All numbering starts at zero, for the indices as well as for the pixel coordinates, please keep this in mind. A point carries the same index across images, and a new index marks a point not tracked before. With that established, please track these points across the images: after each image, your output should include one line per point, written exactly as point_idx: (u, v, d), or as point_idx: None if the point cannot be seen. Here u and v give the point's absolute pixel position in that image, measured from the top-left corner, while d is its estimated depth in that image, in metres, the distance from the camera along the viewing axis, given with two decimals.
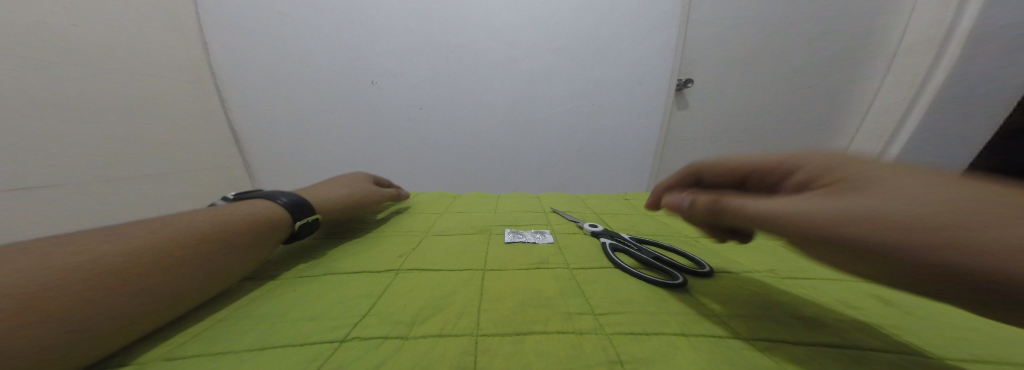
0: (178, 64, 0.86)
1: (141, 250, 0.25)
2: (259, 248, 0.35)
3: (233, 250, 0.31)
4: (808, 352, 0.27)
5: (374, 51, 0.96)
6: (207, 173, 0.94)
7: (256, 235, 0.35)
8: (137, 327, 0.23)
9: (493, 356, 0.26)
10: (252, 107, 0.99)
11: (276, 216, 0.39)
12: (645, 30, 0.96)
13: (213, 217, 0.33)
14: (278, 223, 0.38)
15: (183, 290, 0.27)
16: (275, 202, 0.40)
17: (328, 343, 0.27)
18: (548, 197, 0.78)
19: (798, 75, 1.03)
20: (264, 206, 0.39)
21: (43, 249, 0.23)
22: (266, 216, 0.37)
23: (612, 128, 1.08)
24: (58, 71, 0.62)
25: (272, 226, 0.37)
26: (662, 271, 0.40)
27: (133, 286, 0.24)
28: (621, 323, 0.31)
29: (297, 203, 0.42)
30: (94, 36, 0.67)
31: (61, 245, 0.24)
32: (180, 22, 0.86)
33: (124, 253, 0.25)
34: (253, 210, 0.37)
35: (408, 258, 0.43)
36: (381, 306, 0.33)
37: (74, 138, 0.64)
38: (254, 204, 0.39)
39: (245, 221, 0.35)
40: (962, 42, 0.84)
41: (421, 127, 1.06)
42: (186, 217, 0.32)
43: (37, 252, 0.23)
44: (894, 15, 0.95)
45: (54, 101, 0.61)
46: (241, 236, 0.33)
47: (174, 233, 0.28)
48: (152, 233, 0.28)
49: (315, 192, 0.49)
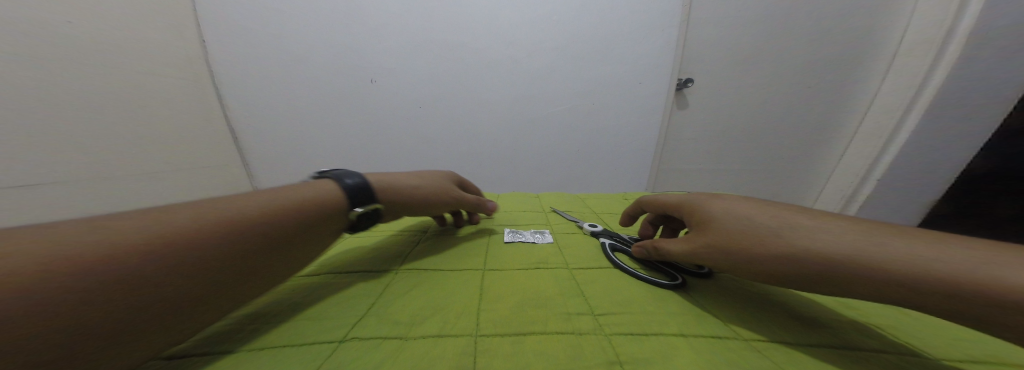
0: (175, 63, 0.85)
1: (189, 235, 0.22)
2: (314, 239, 0.31)
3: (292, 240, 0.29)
4: (805, 352, 0.27)
5: (373, 49, 0.95)
6: (207, 172, 0.94)
7: (312, 224, 0.31)
8: (193, 323, 0.22)
9: (493, 357, 0.26)
10: (250, 105, 0.99)
11: (337, 201, 0.35)
12: (646, 29, 0.95)
13: (270, 198, 0.30)
14: (339, 211, 0.35)
15: (230, 285, 0.24)
16: (341, 184, 0.36)
17: (327, 343, 0.28)
18: (549, 197, 0.78)
19: (797, 76, 1.03)
20: (328, 189, 0.35)
21: (100, 224, 0.21)
22: (325, 200, 0.33)
23: (613, 127, 1.08)
24: (47, 68, 0.61)
25: (332, 214, 0.33)
26: (661, 271, 0.40)
27: (177, 280, 0.21)
28: (621, 324, 0.31)
29: (362, 187, 0.37)
30: (87, 34, 0.66)
31: (119, 219, 0.22)
32: (178, 19, 0.85)
33: (172, 238, 0.22)
34: (313, 193, 0.33)
35: (407, 259, 0.43)
36: (380, 307, 0.33)
37: (64, 134, 0.64)
38: (321, 184, 0.36)
39: (303, 205, 0.31)
40: (960, 43, 0.84)
41: (421, 126, 1.06)
42: (245, 196, 0.29)
43: (91, 228, 0.21)
44: (894, 16, 0.95)
45: (42, 98, 0.61)
46: (303, 223, 0.30)
47: (228, 216, 0.25)
48: (206, 214, 0.25)
49: (391, 177, 0.44)
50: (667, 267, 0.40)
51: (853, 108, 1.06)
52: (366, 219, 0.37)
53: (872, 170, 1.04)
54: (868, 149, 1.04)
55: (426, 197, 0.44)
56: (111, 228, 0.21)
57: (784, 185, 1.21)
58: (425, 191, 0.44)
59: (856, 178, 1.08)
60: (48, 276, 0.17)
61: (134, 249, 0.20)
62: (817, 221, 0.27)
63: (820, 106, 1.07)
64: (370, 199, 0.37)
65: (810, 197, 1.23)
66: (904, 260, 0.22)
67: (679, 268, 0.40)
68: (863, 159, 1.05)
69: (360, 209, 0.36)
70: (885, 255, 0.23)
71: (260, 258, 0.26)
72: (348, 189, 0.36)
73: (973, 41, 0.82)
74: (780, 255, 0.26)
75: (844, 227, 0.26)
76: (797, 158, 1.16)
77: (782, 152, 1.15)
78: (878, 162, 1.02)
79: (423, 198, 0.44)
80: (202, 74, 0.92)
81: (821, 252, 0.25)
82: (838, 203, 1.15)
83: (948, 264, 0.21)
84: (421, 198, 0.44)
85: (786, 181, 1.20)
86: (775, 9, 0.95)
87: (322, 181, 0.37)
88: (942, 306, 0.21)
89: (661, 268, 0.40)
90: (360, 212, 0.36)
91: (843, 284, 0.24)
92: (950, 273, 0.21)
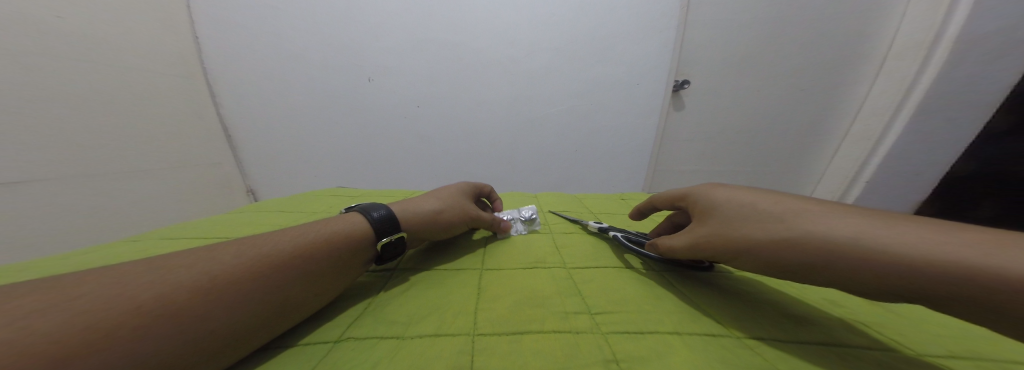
0: (166, 58, 0.83)
1: (211, 280, 0.24)
2: (340, 272, 0.32)
3: (312, 273, 0.29)
4: (789, 346, 0.28)
5: (369, 46, 0.94)
6: (201, 170, 0.93)
7: (335, 258, 0.32)
8: (213, 352, 0.22)
9: (489, 356, 0.26)
10: (243, 103, 0.97)
11: (363, 235, 0.35)
12: (644, 32, 0.96)
13: (294, 236, 0.31)
14: (367, 244, 0.35)
15: (251, 321, 0.24)
16: (369, 218, 0.37)
17: (322, 343, 0.28)
18: (547, 197, 0.78)
19: (791, 78, 1.05)
20: (356, 222, 0.36)
21: (139, 267, 0.23)
22: (354, 236, 0.34)
23: (609, 128, 1.08)
24: (40, 65, 0.61)
25: (359, 247, 0.34)
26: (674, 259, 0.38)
27: (202, 321, 0.22)
28: (618, 323, 0.31)
29: (389, 220, 0.37)
30: (72, 27, 0.65)
31: (155, 263, 0.24)
32: (167, 11, 0.83)
33: (197, 283, 0.23)
34: (339, 227, 0.34)
35: (405, 259, 0.44)
36: (375, 307, 0.33)
37: (60, 131, 0.64)
38: (349, 217, 0.37)
39: (324, 241, 0.32)
40: (947, 49, 0.86)
41: (418, 124, 1.06)
42: (272, 235, 0.30)
43: (131, 272, 0.22)
44: (885, 20, 0.97)
45: (34, 93, 0.60)
46: (326, 258, 0.31)
47: (252, 256, 0.27)
48: (231, 256, 0.26)
49: (415, 202, 0.44)
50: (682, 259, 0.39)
51: (844, 111, 1.08)
52: (394, 249, 0.37)
53: (861, 172, 1.06)
54: (858, 151, 1.07)
55: (447, 224, 0.44)
56: (146, 272, 0.22)
57: (776, 187, 1.24)
58: (446, 216, 0.44)
59: (846, 180, 1.11)
60: (84, 321, 0.18)
61: (161, 294, 0.21)
62: (816, 206, 0.26)
63: (813, 109, 1.09)
64: (396, 229, 0.37)
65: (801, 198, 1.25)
66: (908, 248, 0.21)
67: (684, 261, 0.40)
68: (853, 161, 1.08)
69: (388, 238, 0.36)
70: (883, 238, 0.21)
71: (282, 294, 0.27)
72: (376, 222, 0.37)
73: (960, 46, 0.84)
74: (778, 240, 0.25)
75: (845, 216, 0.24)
76: (789, 160, 1.18)
77: (775, 153, 1.17)
78: (867, 164, 1.04)
79: (444, 225, 0.43)
80: (195, 71, 0.90)
81: (819, 237, 0.23)
82: None
83: (958, 252, 0.19)
84: (442, 224, 0.43)
85: (779, 182, 1.22)
86: (769, 12, 0.96)
87: (350, 215, 0.38)
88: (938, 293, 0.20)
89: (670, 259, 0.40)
90: (387, 241, 0.36)
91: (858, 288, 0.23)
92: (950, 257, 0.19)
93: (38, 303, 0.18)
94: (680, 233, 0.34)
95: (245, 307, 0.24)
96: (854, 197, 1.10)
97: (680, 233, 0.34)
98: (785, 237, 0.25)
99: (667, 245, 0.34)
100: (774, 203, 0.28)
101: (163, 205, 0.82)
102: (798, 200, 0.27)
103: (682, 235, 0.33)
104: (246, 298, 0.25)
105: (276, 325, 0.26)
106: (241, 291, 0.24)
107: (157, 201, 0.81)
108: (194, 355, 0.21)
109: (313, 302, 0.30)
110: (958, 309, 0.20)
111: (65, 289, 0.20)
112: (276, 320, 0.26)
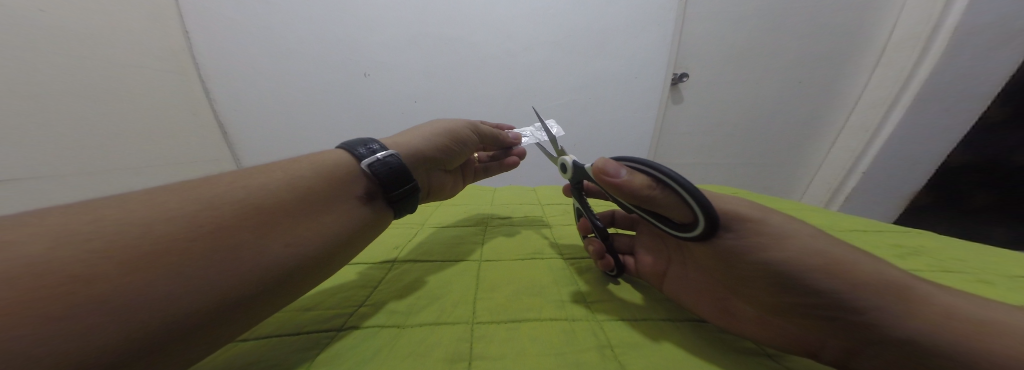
0: (156, 54, 0.82)
1: (125, 239, 0.17)
2: (325, 220, 0.26)
3: (297, 211, 0.24)
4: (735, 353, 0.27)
5: (364, 41, 0.93)
6: (197, 167, 0.93)
7: (307, 202, 0.25)
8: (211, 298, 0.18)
9: (489, 342, 0.27)
10: (238, 99, 0.97)
11: (346, 176, 0.29)
12: (644, 24, 0.95)
13: (240, 181, 0.24)
14: (357, 178, 0.30)
15: (242, 267, 0.20)
16: (354, 154, 0.31)
17: (326, 332, 0.29)
18: (545, 190, 0.79)
19: (790, 69, 1.05)
20: (335, 159, 0.30)
21: (100, 210, 0.19)
22: (334, 170, 0.29)
23: (607, 122, 1.09)
24: (43, 64, 0.60)
25: (345, 181, 0.29)
26: (658, 183, 0.26)
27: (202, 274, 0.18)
28: (612, 310, 0.32)
29: (383, 154, 0.32)
30: (63, 23, 0.63)
31: (29, 220, 0.17)
32: (156, 6, 0.81)
33: (106, 244, 0.17)
34: (300, 168, 0.28)
35: (404, 251, 0.45)
36: (376, 297, 0.34)
37: (65, 128, 0.64)
38: (324, 155, 0.31)
39: (285, 185, 0.25)
40: (947, 38, 0.85)
41: (414, 120, 1.06)
42: (209, 180, 0.24)
43: (91, 216, 0.18)
44: (885, 9, 0.96)
45: (39, 92, 0.60)
46: (305, 193, 0.26)
47: (220, 201, 0.22)
48: (151, 208, 0.19)
49: (409, 134, 0.40)
50: (669, 192, 0.25)
51: (843, 101, 1.08)
52: (387, 168, 0.32)
53: (858, 162, 1.06)
54: (855, 142, 1.07)
55: (447, 127, 0.45)
56: (39, 228, 0.17)
57: (772, 179, 1.24)
58: (443, 123, 0.45)
59: (843, 171, 1.11)
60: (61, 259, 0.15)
61: (46, 258, 0.15)
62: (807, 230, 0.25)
63: (812, 99, 1.09)
64: (384, 149, 0.33)
65: (799, 189, 1.26)
66: (886, 289, 0.21)
67: (668, 207, 0.27)
68: (851, 152, 1.08)
69: (378, 155, 0.32)
70: (890, 277, 0.22)
71: (267, 235, 0.22)
72: (366, 153, 0.32)
73: (959, 35, 0.84)
74: (783, 246, 0.24)
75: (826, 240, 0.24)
76: (787, 151, 1.19)
77: (773, 145, 1.17)
78: (864, 155, 1.04)
79: (446, 129, 0.44)
80: (188, 68, 0.89)
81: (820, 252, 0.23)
82: (825, 195, 1.18)
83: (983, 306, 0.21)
84: (443, 129, 0.44)
85: (776, 173, 1.23)
86: (769, 4, 0.95)
87: (328, 153, 0.32)
88: (876, 332, 0.21)
89: (642, 196, 0.27)
90: (374, 159, 0.31)
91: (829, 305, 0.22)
92: (980, 307, 0.21)
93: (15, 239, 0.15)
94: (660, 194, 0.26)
95: (235, 248, 0.20)
96: (850, 188, 1.10)
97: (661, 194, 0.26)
98: (781, 247, 0.24)
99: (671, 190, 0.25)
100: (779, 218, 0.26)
101: None
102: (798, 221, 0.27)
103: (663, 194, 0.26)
104: (230, 240, 0.20)
105: (270, 288, 0.21)
106: (189, 250, 0.18)
107: None
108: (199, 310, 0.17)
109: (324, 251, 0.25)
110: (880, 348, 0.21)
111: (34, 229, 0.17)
112: (275, 266, 0.21)
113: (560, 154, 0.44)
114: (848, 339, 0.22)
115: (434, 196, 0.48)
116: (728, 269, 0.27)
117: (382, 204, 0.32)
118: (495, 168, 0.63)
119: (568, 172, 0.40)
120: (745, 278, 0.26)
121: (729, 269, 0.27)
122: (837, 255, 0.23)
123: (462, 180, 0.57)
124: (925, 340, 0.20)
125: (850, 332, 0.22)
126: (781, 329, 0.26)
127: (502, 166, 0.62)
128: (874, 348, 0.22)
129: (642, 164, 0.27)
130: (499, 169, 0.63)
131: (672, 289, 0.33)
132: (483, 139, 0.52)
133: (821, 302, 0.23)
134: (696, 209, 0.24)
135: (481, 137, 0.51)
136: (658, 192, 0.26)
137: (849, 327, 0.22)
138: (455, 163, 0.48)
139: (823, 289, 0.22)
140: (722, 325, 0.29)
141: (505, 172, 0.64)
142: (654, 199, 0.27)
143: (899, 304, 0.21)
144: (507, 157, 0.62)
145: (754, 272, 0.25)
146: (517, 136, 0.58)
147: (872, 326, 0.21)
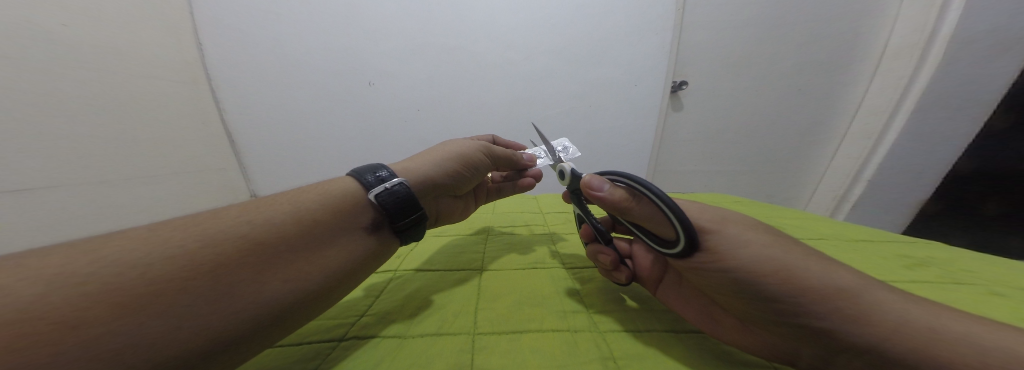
0: (171, 66, 0.84)
1: (151, 266, 0.19)
2: (327, 253, 0.26)
3: (296, 243, 0.24)
4: (725, 363, 0.27)
5: (369, 51, 0.95)
6: (206, 176, 0.94)
7: (309, 235, 0.25)
8: (202, 334, 0.18)
9: (489, 354, 0.27)
10: (246, 108, 0.98)
11: (352, 205, 0.29)
12: (643, 33, 0.97)
13: (247, 215, 0.25)
14: (364, 204, 0.30)
15: (234, 305, 0.20)
16: (362, 181, 0.31)
17: (326, 343, 0.29)
18: (547, 198, 0.79)
19: (790, 78, 1.06)
20: (345, 185, 0.31)
21: (133, 239, 0.21)
22: (340, 196, 0.29)
23: (609, 130, 1.09)
24: (66, 78, 0.63)
25: (350, 209, 0.29)
26: (636, 196, 0.28)
27: (196, 310, 0.19)
28: (612, 322, 0.32)
29: (393, 182, 0.32)
30: (79, 36, 0.64)
31: (81, 252, 0.19)
32: (172, 19, 0.84)
33: (101, 287, 0.17)
34: (307, 198, 0.28)
35: (406, 260, 0.45)
36: (377, 307, 0.34)
37: (83, 140, 0.66)
38: (335, 183, 0.31)
39: (290, 214, 0.26)
40: (944, 47, 0.86)
41: (418, 128, 1.07)
42: (218, 214, 0.24)
43: (126, 246, 0.20)
44: (880, 19, 0.98)
45: (59, 105, 0.62)
46: (309, 223, 0.26)
47: (223, 232, 0.23)
48: (150, 246, 0.20)
49: (420, 159, 0.40)
50: (648, 204, 0.27)
51: (843, 110, 1.09)
52: (394, 198, 0.31)
53: (862, 171, 1.06)
54: (858, 150, 1.07)
55: (459, 151, 0.45)
56: (89, 259, 0.19)
57: (775, 187, 1.24)
58: (455, 146, 0.45)
59: (847, 179, 1.10)
60: (89, 296, 0.17)
61: (36, 306, 0.16)
62: (789, 245, 0.25)
63: (812, 108, 1.10)
64: (393, 177, 0.33)
65: (802, 197, 1.25)
66: (878, 307, 0.21)
67: (648, 220, 0.28)
68: (854, 160, 1.08)
69: (387, 183, 0.31)
70: (861, 288, 0.22)
71: (263, 268, 0.22)
72: (375, 180, 0.32)
73: (956, 44, 0.85)
74: (770, 266, 0.23)
75: (806, 255, 0.24)
76: (789, 159, 1.18)
77: (774, 153, 1.17)
78: (868, 164, 1.04)
79: (458, 153, 0.44)
80: (199, 78, 0.92)
81: (795, 263, 0.23)
82: (830, 203, 1.17)
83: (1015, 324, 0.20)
84: (455, 153, 0.44)
85: (779, 181, 1.23)
86: (766, 12, 0.97)
87: (340, 178, 0.32)
88: (848, 345, 0.21)
89: (621, 207, 0.29)
90: (382, 189, 0.31)
91: (807, 315, 0.22)
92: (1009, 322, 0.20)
93: (60, 275, 0.17)
94: (637, 205, 0.28)
95: (233, 283, 0.20)
96: (856, 196, 1.09)
97: (638, 204, 0.28)
98: (761, 256, 0.24)
99: (646, 200, 0.27)
100: (763, 232, 0.26)
101: (168, 211, 0.83)
102: (788, 236, 0.27)
103: (640, 205, 0.28)
104: (226, 272, 0.21)
105: (257, 327, 0.21)
106: (185, 288, 0.19)
107: (162, 208, 0.81)
108: (188, 351, 0.18)
109: (322, 285, 0.25)
110: (856, 361, 0.21)
111: (83, 260, 0.18)
112: (267, 302, 0.21)
113: (558, 162, 0.44)
114: (828, 350, 0.22)
115: (443, 221, 0.48)
116: (713, 285, 0.27)
117: (388, 234, 0.32)
118: (508, 188, 0.63)
119: (566, 179, 0.40)
120: (732, 296, 0.26)
121: (715, 287, 0.27)
122: (815, 267, 0.23)
123: (474, 202, 0.57)
124: (887, 348, 0.20)
125: (831, 344, 0.21)
126: (759, 337, 0.26)
127: (516, 186, 0.63)
128: (844, 357, 0.21)
129: (622, 178, 0.29)
130: (513, 190, 0.63)
131: (666, 296, 0.34)
132: (497, 161, 0.52)
133: (796, 312, 0.22)
134: (673, 222, 0.25)
135: (495, 158, 0.51)
136: (635, 204, 0.28)
137: (817, 336, 0.22)
138: (466, 189, 0.49)
139: (793, 299, 0.22)
140: (705, 330, 0.29)
141: (519, 191, 0.64)
142: (634, 211, 0.28)
143: (914, 320, 0.20)
144: (522, 178, 0.62)
145: (739, 290, 0.25)
146: (533, 156, 0.58)
147: (844, 335, 0.21)
